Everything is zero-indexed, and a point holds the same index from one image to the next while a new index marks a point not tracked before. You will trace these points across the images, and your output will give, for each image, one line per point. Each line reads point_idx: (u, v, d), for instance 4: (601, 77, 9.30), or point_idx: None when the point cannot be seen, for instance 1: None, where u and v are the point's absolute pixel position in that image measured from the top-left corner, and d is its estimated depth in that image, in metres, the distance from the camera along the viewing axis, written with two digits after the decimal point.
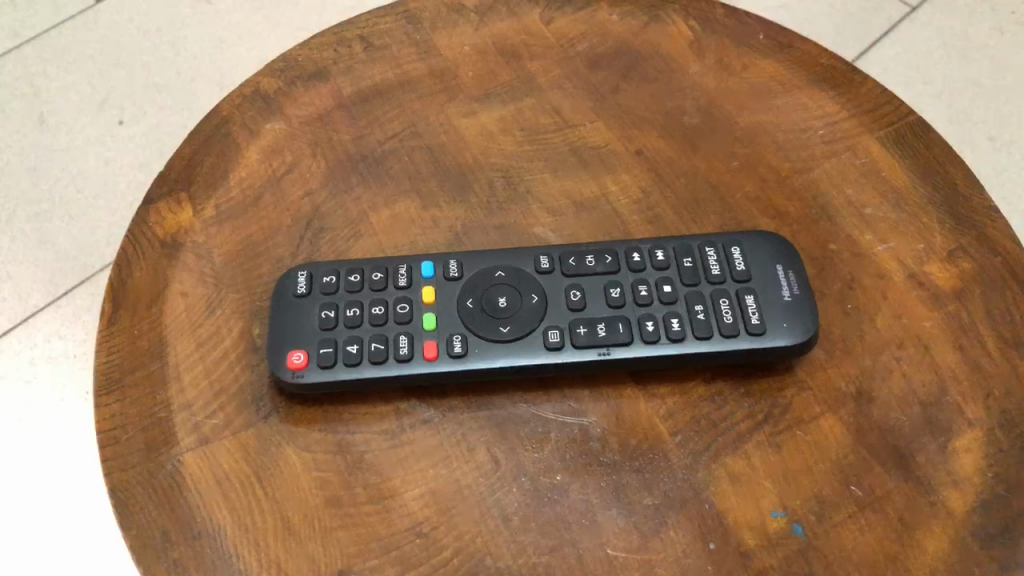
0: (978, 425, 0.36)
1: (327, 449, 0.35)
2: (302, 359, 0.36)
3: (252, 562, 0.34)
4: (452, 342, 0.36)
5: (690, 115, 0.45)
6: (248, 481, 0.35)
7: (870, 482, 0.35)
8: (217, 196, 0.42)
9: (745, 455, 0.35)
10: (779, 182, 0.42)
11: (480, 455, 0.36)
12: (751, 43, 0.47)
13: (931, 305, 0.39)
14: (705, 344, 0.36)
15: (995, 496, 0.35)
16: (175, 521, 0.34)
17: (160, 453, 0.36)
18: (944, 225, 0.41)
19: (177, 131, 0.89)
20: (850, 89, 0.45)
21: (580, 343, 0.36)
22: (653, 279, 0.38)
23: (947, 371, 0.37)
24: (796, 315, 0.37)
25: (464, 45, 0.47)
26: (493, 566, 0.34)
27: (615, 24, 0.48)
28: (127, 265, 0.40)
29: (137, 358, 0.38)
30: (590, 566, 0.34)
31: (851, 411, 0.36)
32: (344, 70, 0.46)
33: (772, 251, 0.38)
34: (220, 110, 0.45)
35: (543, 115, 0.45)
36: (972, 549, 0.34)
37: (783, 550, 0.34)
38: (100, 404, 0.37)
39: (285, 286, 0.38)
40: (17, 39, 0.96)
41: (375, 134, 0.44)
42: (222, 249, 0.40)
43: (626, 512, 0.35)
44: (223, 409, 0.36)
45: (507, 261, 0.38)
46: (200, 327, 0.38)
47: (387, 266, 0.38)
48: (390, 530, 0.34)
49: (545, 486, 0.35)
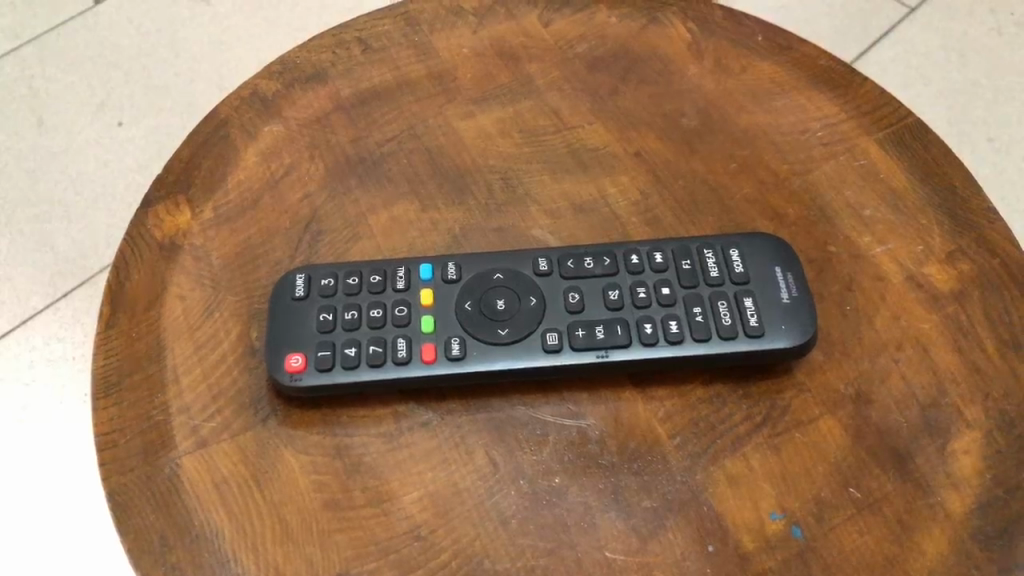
0: (977, 427, 0.36)
1: (325, 451, 0.35)
2: (301, 361, 0.36)
3: (251, 564, 0.34)
4: (451, 344, 0.36)
5: (688, 117, 0.45)
6: (247, 484, 0.35)
7: (869, 485, 0.35)
8: (216, 198, 0.42)
9: (744, 457, 0.35)
10: (778, 184, 0.42)
11: (478, 458, 0.35)
12: (749, 44, 0.47)
13: (930, 307, 0.39)
14: (704, 346, 0.36)
15: (995, 498, 0.35)
16: (174, 523, 0.34)
17: (158, 456, 0.36)
18: (943, 227, 0.41)
19: (176, 132, 0.89)
20: (849, 90, 0.45)
21: (579, 345, 0.36)
22: (651, 282, 0.38)
23: (946, 373, 0.37)
24: (794, 317, 0.37)
25: (463, 46, 0.47)
26: (492, 568, 0.34)
27: (613, 26, 0.48)
28: (126, 267, 0.40)
29: (136, 360, 0.38)
30: (588, 569, 0.34)
31: (850, 413, 0.36)
32: (342, 72, 0.46)
33: (771, 253, 0.38)
34: (219, 112, 0.45)
35: (542, 117, 0.45)
36: (971, 551, 0.34)
37: (782, 553, 0.34)
38: (99, 407, 0.37)
39: (284, 289, 0.38)
40: (17, 41, 0.96)
41: (374, 136, 0.44)
42: (220, 251, 0.40)
43: (624, 515, 0.35)
44: (221, 411, 0.36)
45: (505, 264, 0.38)
46: (198, 329, 0.38)
47: (385, 268, 0.38)
48: (388, 532, 0.34)
49: (543, 488, 0.35)
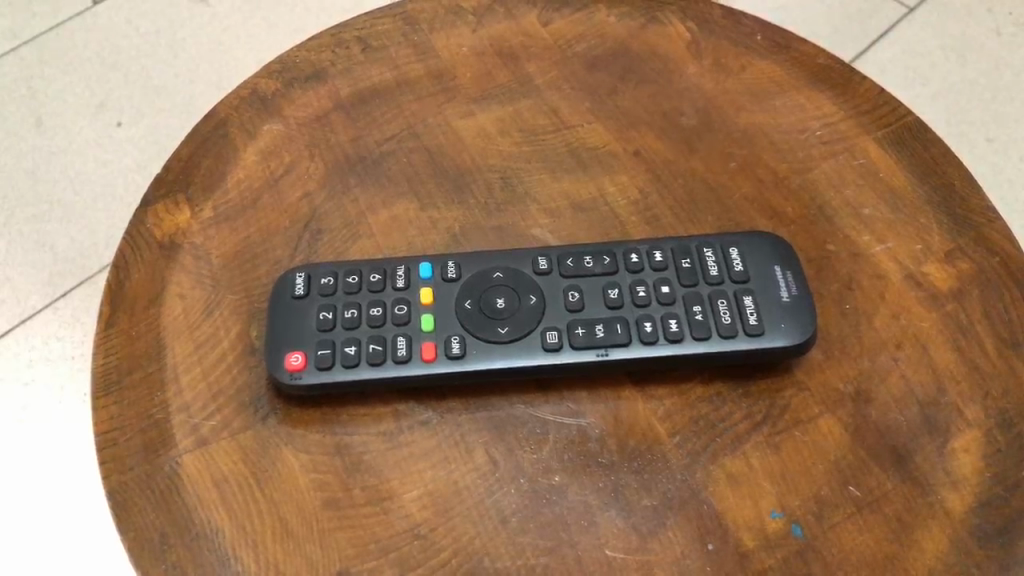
0: (977, 425, 0.36)
1: (325, 450, 0.35)
2: (300, 360, 0.36)
3: (251, 563, 0.34)
4: (451, 343, 0.36)
5: (687, 116, 0.45)
6: (247, 482, 0.35)
7: (868, 483, 0.35)
8: (215, 198, 0.42)
9: (744, 456, 0.35)
10: (777, 183, 0.42)
11: (478, 457, 0.35)
12: (749, 43, 0.47)
13: (930, 305, 0.39)
14: (704, 345, 0.36)
15: (994, 496, 0.35)
16: (174, 522, 0.34)
17: (158, 455, 0.36)
18: (942, 226, 0.41)
19: (175, 133, 0.89)
20: (848, 89, 0.45)
21: (578, 344, 0.36)
22: (651, 280, 0.38)
23: (945, 371, 0.37)
24: (794, 315, 0.37)
25: (462, 46, 0.47)
26: (492, 567, 0.34)
27: (612, 25, 0.48)
28: (125, 266, 0.40)
29: (135, 360, 0.38)
30: (588, 567, 0.34)
31: (849, 412, 0.36)
32: (342, 71, 0.46)
33: (770, 252, 0.38)
34: (218, 112, 0.45)
35: (541, 116, 0.45)
36: (971, 549, 0.34)
37: (782, 551, 0.34)
38: (99, 406, 0.37)
39: (283, 288, 0.38)
40: (16, 41, 0.96)
41: (373, 136, 0.44)
42: (220, 250, 0.40)
43: (624, 513, 0.35)
44: (221, 410, 0.36)
45: (505, 262, 0.38)
46: (198, 328, 0.38)
47: (385, 267, 0.38)
48: (388, 531, 0.34)
49: (543, 487, 0.35)
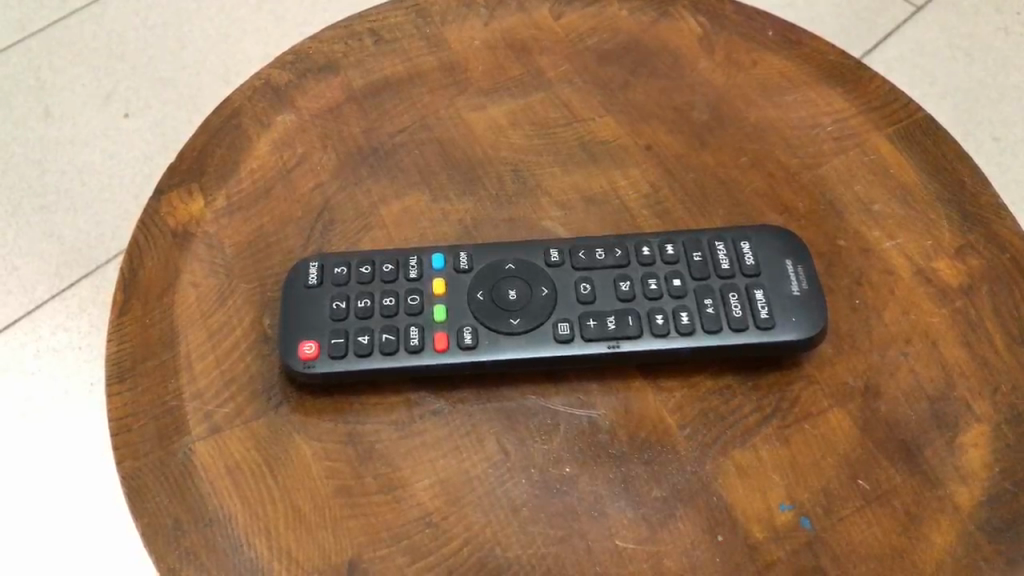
0: (985, 421, 0.36)
1: (337, 438, 0.36)
2: (313, 349, 0.36)
3: (263, 550, 0.34)
4: (462, 334, 0.37)
5: (698, 110, 0.45)
6: (260, 470, 0.35)
7: (877, 477, 0.35)
8: (228, 188, 0.42)
9: (753, 449, 0.36)
10: (788, 178, 0.42)
11: (490, 446, 0.36)
12: (760, 39, 0.47)
13: (939, 301, 0.39)
14: (714, 338, 0.37)
15: (1002, 491, 0.35)
16: (186, 509, 0.35)
17: (172, 441, 0.36)
18: (952, 223, 0.41)
19: (182, 124, 0.89)
20: (860, 85, 0.45)
21: (590, 336, 0.37)
22: (663, 273, 0.38)
23: (954, 366, 0.37)
24: (804, 309, 0.37)
25: (475, 39, 0.47)
26: (502, 556, 0.34)
27: (624, 19, 0.48)
28: (139, 255, 0.40)
29: (149, 347, 0.38)
30: (598, 558, 0.34)
31: (858, 406, 0.36)
32: (354, 63, 0.46)
33: (782, 247, 0.39)
34: (231, 101, 0.45)
35: (553, 109, 0.45)
36: (979, 544, 0.34)
37: (791, 544, 0.34)
38: (111, 392, 0.37)
39: (297, 277, 0.38)
40: (22, 32, 0.96)
41: (385, 127, 0.44)
42: (232, 240, 0.41)
43: (633, 504, 0.35)
44: (233, 399, 0.37)
45: (518, 254, 0.39)
46: (211, 317, 0.39)
47: (398, 258, 0.39)
48: (400, 520, 0.34)
49: (554, 477, 0.35)
